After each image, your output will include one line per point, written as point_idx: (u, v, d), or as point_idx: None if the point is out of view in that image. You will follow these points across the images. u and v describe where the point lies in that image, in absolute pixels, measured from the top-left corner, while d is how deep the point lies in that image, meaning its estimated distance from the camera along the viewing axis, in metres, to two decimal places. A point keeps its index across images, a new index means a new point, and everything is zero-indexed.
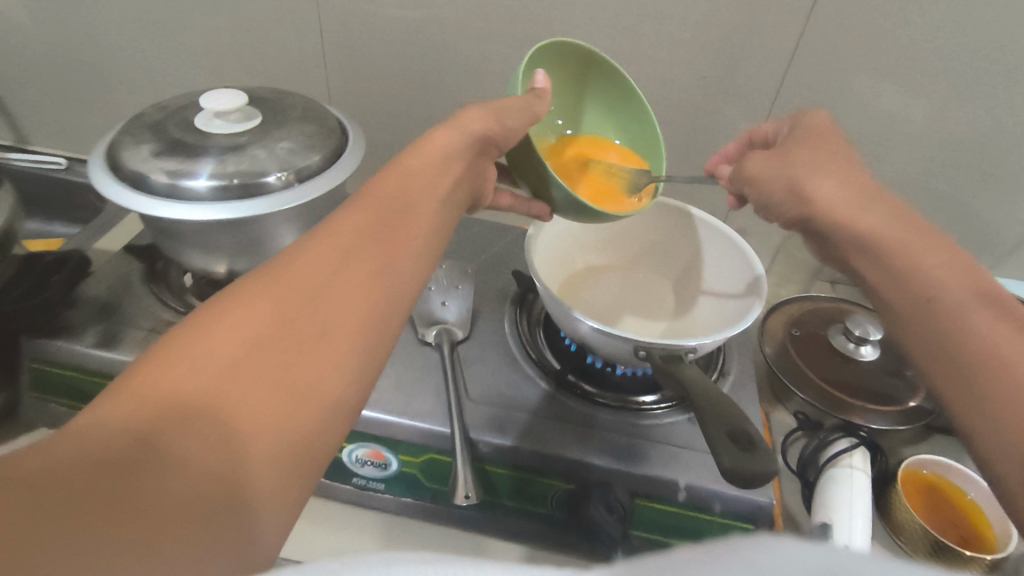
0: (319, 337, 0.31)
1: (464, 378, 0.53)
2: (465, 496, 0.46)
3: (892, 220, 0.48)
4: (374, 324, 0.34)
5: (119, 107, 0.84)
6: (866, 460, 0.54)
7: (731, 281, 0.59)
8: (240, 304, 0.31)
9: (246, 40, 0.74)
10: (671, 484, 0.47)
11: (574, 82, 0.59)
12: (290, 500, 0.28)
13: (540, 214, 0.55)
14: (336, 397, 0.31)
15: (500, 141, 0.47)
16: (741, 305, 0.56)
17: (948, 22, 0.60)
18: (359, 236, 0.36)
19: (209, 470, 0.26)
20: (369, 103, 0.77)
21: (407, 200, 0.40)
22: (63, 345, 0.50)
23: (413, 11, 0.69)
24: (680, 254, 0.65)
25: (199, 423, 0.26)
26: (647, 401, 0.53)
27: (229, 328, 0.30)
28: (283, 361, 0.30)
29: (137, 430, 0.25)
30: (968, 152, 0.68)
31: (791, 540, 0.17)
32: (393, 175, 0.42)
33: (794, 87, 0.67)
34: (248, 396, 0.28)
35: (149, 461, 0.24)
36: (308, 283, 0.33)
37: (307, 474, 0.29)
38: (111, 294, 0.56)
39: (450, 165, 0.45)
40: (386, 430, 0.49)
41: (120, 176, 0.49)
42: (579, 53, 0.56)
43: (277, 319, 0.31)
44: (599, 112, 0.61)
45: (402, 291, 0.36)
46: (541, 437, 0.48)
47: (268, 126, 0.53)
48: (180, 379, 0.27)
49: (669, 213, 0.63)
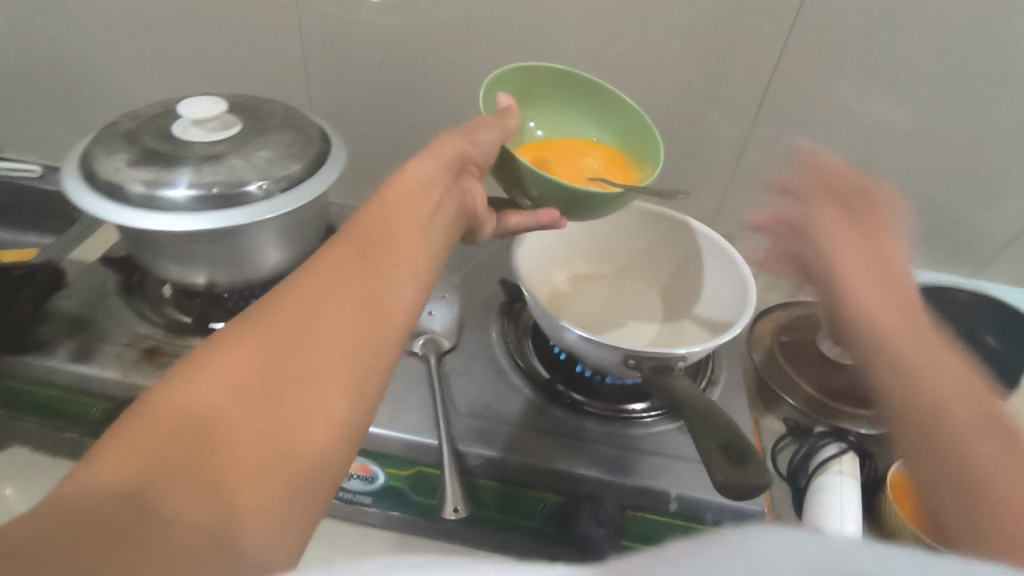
0: (309, 377, 0.30)
1: (451, 389, 0.52)
2: (453, 509, 0.45)
3: (911, 325, 0.49)
4: (368, 355, 0.32)
5: (95, 114, 0.82)
6: (856, 465, 0.54)
7: (721, 289, 0.59)
8: (227, 347, 0.30)
9: (226, 47, 0.73)
10: (662, 494, 0.46)
11: (548, 101, 0.61)
12: (289, 544, 0.27)
13: (551, 220, 0.52)
14: (332, 437, 0.29)
15: (476, 157, 0.47)
16: (734, 308, 0.56)
17: (929, 28, 0.60)
18: (348, 264, 0.35)
19: (199, 524, 0.25)
20: (352, 111, 0.76)
21: (397, 223, 0.38)
22: (36, 361, 0.49)
23: (396, 18, 0.68)
24: (668, 260, 0.64)
25: (187, 480, 0.26)
26: (636, 409, 0.53)
27: (214, 375, 0.29)
28: (271, 407, 0.28)
29: (123, 492, 0.24)
30: (951, 158, 0.68)
31: (779, 532, 0.17)
32: (381, 200, 0.40)
33: (778, 94, 0.67)
34: (235, 447, 0.27)
35: (135, 521, 0.24)
36: (295, 319, 0.31)
37: (306, 516, 0.28)
38: (86, 307, 0.54)
39: (432, 190, 0.42)
40: (371, 442, 0.48)
41: (93, 186, 0.48)
42: (541, 72, 0.58)
43: (264, 362, 0.30)
44: (582, 123, 0.61)
45: (396, 316, 0.34)
46: (529, 449, 0.48)
47: (248, 134, 0.52)
48: (166, 434, 0.27)
49: (655, 218, 0.63)
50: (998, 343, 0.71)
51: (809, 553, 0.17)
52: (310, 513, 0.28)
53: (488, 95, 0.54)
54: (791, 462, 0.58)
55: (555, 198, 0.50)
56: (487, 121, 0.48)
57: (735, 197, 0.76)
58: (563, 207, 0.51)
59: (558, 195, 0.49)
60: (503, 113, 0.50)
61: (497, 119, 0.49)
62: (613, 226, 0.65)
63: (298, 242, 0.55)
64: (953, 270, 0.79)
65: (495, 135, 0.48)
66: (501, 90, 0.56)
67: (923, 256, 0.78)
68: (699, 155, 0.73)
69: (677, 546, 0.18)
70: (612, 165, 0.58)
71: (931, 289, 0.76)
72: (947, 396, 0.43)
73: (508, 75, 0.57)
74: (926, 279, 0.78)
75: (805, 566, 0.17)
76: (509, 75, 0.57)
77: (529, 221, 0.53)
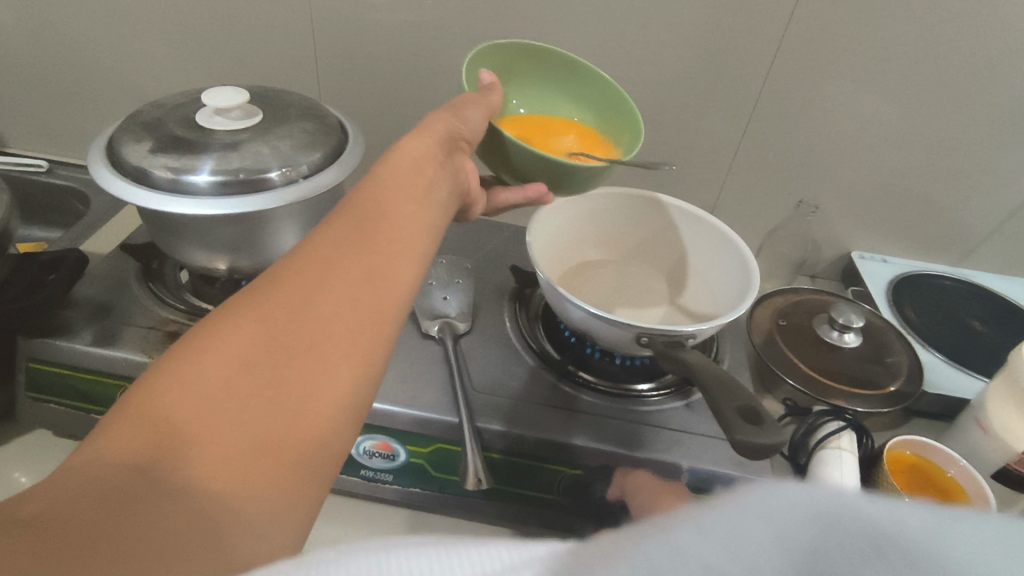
0: (312, 350, 0.31)
1: (467, 368, 0.54)
2: (476, 480, 0.46)
3: None
4: (369, 328, 0.33)
5: (103, 108, 0.83)
6: (854, 441, 0.55)
7: (724, 271, 0.61)
8: (226, 325, 0.31)
9: (236, 42, 0.74)
10: (674, 467, 0.49)
11: (524, 82, 0.62)
12: (296, 512, 0.28)
13: (539, 195, 0.53)
14: (333, 412, 0.30)
15: (464, 135, 0.48)
16: (738, 283, 0.59)
17: (918, 25, 0.63)
18: (346, 242, 0.36)
19: (212, 494, 0.26)
20: (360, 105, 0.78)
21: (392, 201, 0.40)
22: (60, 345, 0.50)
23: (404, 14, 0.70)
24: (668, 245, 0.67)
25: (196, 450, 0.26)
26: (644, 388, 0.54)
27: (220, 348, 0.30)
28: (278, 379, 0.30)
29: (132, 463, 0.25)
30: (937, 151, 0.72)
31: (795, 486, 0.19)
32: (377, 180, 0.41)
33: (774, 88, 0.69)
34: (241, 420, 0.28)
35: (148, 492, 0.24)
36: (296, 296, 0.32)
37: (311, 486, 0.29)
38: (108, 293, 0.55)
39: (425, 166, 0.44)
40: (394, 421, 0.49)
41: (121, 172, 0.49)
42: (517, 53, 0.60)
43: (267, 335, 0.31)
44: (559, 103, 0.64)
45: (395, 290, 0.36)
46: (544, 425, 0.49)
47: (269, 123, 0.53)
48: (172, 406, 0.27)
49: (650, 202, 0.66)
50: (983, 327, 0.74)
51: (821, 509, 0.18)
52: (316, 483, 0.29)
53: (470, 75, 0.56)
54: (791, 439, 0.59)
55: (541, 173, 0.52)
56: (474, 100, 0.50)
57: (733, 188, 0.78)
58: (550, 182, 0.53)
59: (544, 169, 0.51)
60: (487, 91, 0.52)
61: (481, 98, 0.51)
62: (605, 211, 0.67)
63: None
64: (939, 260, 0.82)
65: (481, 114, 0.50)
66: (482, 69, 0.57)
67: (911, 246, 0.81)
68: (698, 149, 0.75)
69: (700, 506, 0.19)
70: (590, 141, 0.60)
71: (918, 278, 0.79)
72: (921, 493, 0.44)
73: (489, 55, 0.58)
74: (913, 268, 0.81)
75: (820, 519, 0.18)
76: (489, 54, 0.58)
77: (519, 197, 0.54)
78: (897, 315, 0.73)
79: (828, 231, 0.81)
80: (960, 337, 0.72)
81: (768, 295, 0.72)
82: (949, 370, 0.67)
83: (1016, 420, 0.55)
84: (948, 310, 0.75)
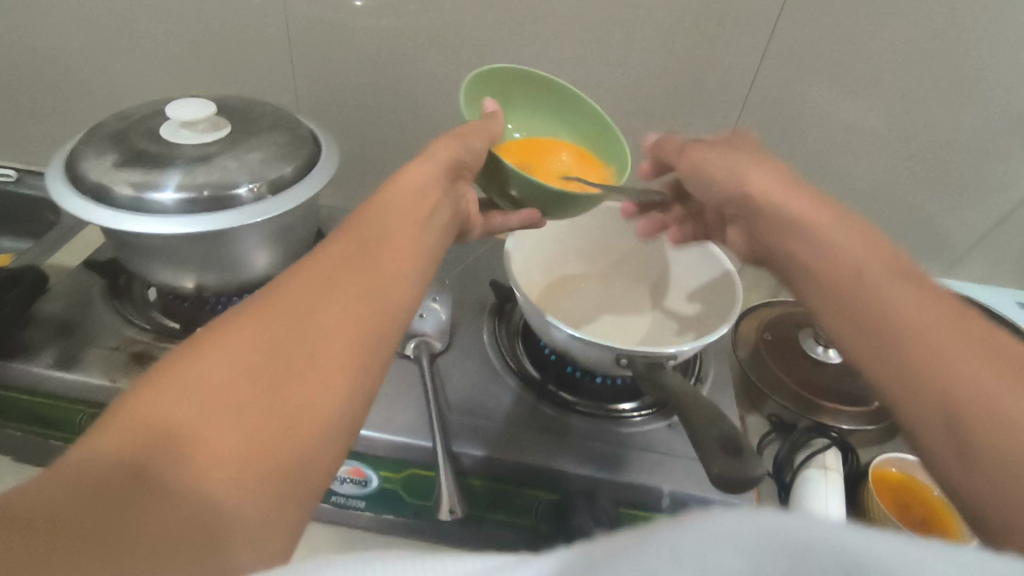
0: (313, 355, 0.29)
1: (444, 389, 0.53)
2: (451, 510, 0.45)
3: (812, 213, 0.46)
4: (372, 340, 0.31)
5: (73, 116, 0.81)
6: (839, 458, 0.54)
7: (711, 290, 0.60)
8: (229, 327, 0.29)
9: (210, 50, 0.72)
10: (655, 491, 0.47)
11: (523, 103, 0.61)
12: (285, 528, 0.26)
13: (534, 220, 0.52)
14: (333, 422, 0.28)
15: (470, 162, 0.46)
16: (723, 303, 0.58)
17: (902, 33, 0.62)
18: (351, 255, 0.34)
19: (200, 501, 0.24)
20: (339, 113, 0.76)
21: (396, 218, 0.38)
22: (18, 367, 0.48)
23: (382, 21, 0.68)
24: (653, 264, 0.66)
25: (190, 454, 0.24)
26: (626, 408, 0.53)
27: (219, 352, 0.28)
28: (276, 384, 0.27)
29: (126, 463, 0.23)
30: (923, 160, 0.71)
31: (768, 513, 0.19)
32: (381, 199, 0.39)
33: (760, 97, 0.68)
34: (239, 424, 0.26)
35: (141, 495, 0.23)
36: (300, 302, 0.30)
37: (301, 499, 0.27)
38: (70, 312, 0.54)
39: (431, 189, 0.42)
40: (366, 445, 0.48)
41: (81, 188, 0.47)
42: (504, 74, 0.58)
43: (267, 339, 0.29)
44: (557, 127, 0.62)
45: (396, 304, 0.33)
46: (522, 447, 0.48)
47: (237, 136, 0.51)
48: (168, 406, 0.25)
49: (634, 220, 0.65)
50: None
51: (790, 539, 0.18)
52: (308, 496, 0.27)
53: (468, 99, 0.55)
54: (777, 457, 0.57)
55: (537, 197, 0.50)
56: (477, 127, 0.48)
57: None
58: (545, 207, 0.51)
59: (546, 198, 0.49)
60: (488, 117, 0.50)
61: (483, 125, 0.49)
62: (590, 229, 0.66)
63: (287, 246, 0.54)
64: (926, 269, 0.81)
65: (484, 141, 0.47)
66: (475, 96, 0.56)
67: None
68: None
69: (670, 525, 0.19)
70: (583, 160, 0.59)
71: None
72: (851, 269, 0.41)
73: (478, 82, 0.56)
74: None
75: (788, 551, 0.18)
76: (478, 84, 0.57)
77: (513, 223, 0.52)
78: None
79: None
80: None
81: (755, 309, 0.70)
82: None
83: None
84: None
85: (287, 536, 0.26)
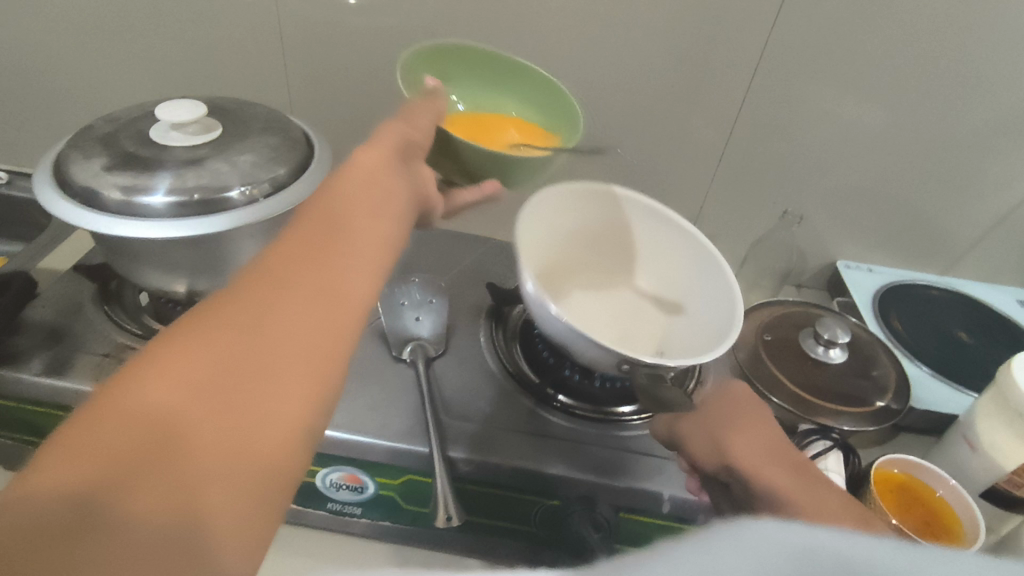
0: (267, 371, 0.28)
1: (442, 394, 0.52)
2: (447, 517, 0.43)
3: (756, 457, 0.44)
4: (326, 345, 0.31)
5: (65, 118, 0.79)
6: (841, 462, 0.53)
7: (710, 305, 0.57)
8: (170, 347, 0.28)
9: (202, 50, 0.71)
10: (655, 496, 0.47)
11: (463, 76, 0.61)
12: (255, 538, 0.26)
13: (494, 191, 0.50)
14: (291, 434, 0.28)
15: (419, 140, 0.45)
16: (720, 318, 0.55)
17: (903, 30, 0.61)
18: (299, 258, 0.33)
19: (159, 527, 0.23)
20: (333, 114, 0.75)
21: (353, 211, 0.37)
22: (7, 374, 0.47)
23: (376, 20, 0.67)
24: (625, 243, 0.64)
25: (140, 481, 0.24)
26: (625, 412, 0.53)
27: (164, 372, 0.27)
28: (230, 402, 0.27)
29: (69, 499, 0.22)
30: (923, 158, 0.70)
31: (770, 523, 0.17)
32: (328, 190, 0.38)
33: (759, 95, 0.67)
34: (192, 445, 0.25)
35: (94, 532, 0.22)
36: (246, 316, 0.30)
37: (269, 510, 0.27)
38: (59, 318, 0.53)
39: (383, 174, 0.40)
40: (362, 451, 0.47)
41: (69, 193, 0.46)
42: (439, 49, 0.58)
43: (217, 355, 0.28)
44: (501, 96, 0.61)
45: (356, 303, 0.33)
46: (521, 453, 0.47)
47: (228, 138, 0.51)
48: (112, 435, 0.24)
49: (604, 199, 0.61)
50: (970, 338, 0.72)
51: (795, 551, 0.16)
52: (275, 505, 0.27)
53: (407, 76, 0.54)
54: None
55: (492, 166, 0.50)
56: (419, 105, 0.47)
57: (718, 198, 0.76)
58: (503, 176, 0.51)
59: (496, 164, 0.50)
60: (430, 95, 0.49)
61: (428, 102, 0.48)
62: (561, 214, 0.60)
63: None
64: (926, 268, 0.81)
65: (429, 118, 0.47)
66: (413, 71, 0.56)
67: (897, 255, 0.80)
68: (681, 159, 0.74)
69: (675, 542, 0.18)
70: (530, 128, 0.58)
71: (904, 287, 0.78)
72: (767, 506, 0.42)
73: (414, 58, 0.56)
74: (898, 277, 0.80)
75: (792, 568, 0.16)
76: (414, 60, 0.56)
77: (475, 197, 0.50)
78: (883, 327, 0.72)
79: (814, 240, 0.79)
80: (947, 350, 0.70)
81: (754, 308, 0.69)
82: (937, 383, 0.66)
83: (1002, 437, 0.52)
84: (935, 322, 0.74)
85: (258, 548, 0.26)
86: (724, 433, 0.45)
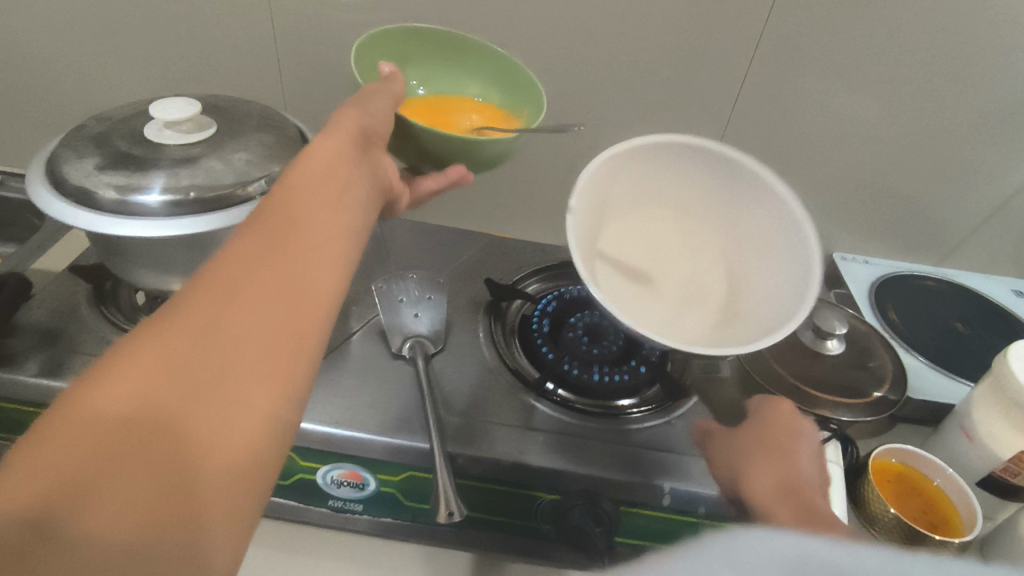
0: (233, 374, 0.28)
1: (441, 390, 0.52)
2: (448, 513, 0.43)
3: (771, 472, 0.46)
4: (292, 344, 0.31)
5: (57, 117, 0.79)
6: (839, 453, 0.53)
7: (779, 257, 0.49)
8: (130, 353, 0.27)
9: (195, 47, 0.71)
10: (655, 488, 0.47)
11: (419, 60, 0.60)
12: (231, 539, 0.26)
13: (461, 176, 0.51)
14: (260, 433, 0.28)
15: (376, 128, 0.44)
16: (792, 278, 0.47)
17: (896, 21, 0.62)
18: (260, 254, 0.32)
19: (130, 536, 0.23)
20: (326, 111, 0.74)
21: (309, 204, 0.36)
22: (3, 375, 0.47)
23: (369, 15, 0.67)
24: (640, 200, 0.53)
25: (105, 489, 0.23)
26: (625, 405, 0.53)
27: (115, 384, 0.26)
28: (186, 409, 0.26)
29: (31, 514, 0.22)
30: (917, 149, 0.71)
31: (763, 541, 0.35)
32: (288, 182, 0.37)
33: (755, 88, 0.67)
34: (158, 450, 0.25)
35: (60, 546, 0.22)
36: (209, 318, 0.29)
37: (243, 511, 0.27)
38: (55, 319, 0.52)
39: (341, 167, 0.39)
40: (363, 448, 0.47)
41: (63, 193, 0.46)
42: (394, 33, 0.57)
43: (172, 361, 0.27)
44: (458, 77, 0.61)
45: (317, 300, 0.33)
46: (520, 448, 0.47)
47: (222, 136, 0.50)
48: (62, 452, 0.24)
49: (633, 161, 0.51)
50: (966, 328, 0.72)
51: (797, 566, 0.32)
52: (249, 504, 0.28)
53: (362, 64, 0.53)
54: None
55: (459, 152, 0.50)
56: (375, 90, 0.46)
57: None
58: (471, 162, 0.51)
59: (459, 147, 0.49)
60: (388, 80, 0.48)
61: (383, 86, 0.47)
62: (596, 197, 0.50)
63: None
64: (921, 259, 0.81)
65: (386, 104, 0.46)
66: (367, 58, 0.54)
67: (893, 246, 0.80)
68: None
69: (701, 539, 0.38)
70: (489, 112, 0.58)
71: (900, 278, 0.78)
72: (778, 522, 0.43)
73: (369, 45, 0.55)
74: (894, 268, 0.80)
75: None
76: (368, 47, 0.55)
77: (439, 184, 0.52)
78: (879, 318, 0.72)
79: None
80: (944, 340, 0.70)
81: None
82: (933, 373, 0.66)
83: (999, 426, 0.53)
84: (931, 312, 0.74)
85: (236, 547, 0.27)
86: (745, 456, 0.47)
